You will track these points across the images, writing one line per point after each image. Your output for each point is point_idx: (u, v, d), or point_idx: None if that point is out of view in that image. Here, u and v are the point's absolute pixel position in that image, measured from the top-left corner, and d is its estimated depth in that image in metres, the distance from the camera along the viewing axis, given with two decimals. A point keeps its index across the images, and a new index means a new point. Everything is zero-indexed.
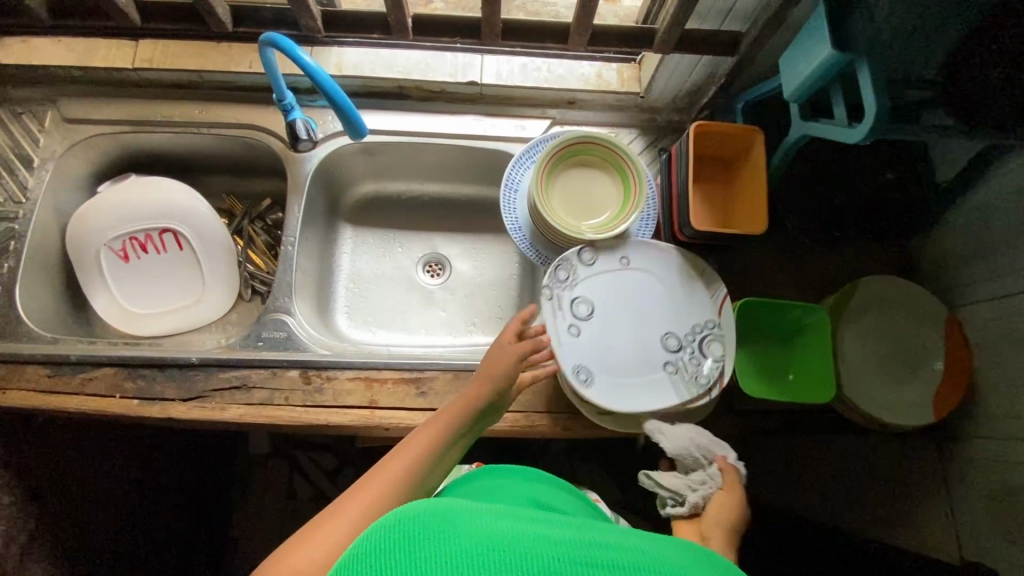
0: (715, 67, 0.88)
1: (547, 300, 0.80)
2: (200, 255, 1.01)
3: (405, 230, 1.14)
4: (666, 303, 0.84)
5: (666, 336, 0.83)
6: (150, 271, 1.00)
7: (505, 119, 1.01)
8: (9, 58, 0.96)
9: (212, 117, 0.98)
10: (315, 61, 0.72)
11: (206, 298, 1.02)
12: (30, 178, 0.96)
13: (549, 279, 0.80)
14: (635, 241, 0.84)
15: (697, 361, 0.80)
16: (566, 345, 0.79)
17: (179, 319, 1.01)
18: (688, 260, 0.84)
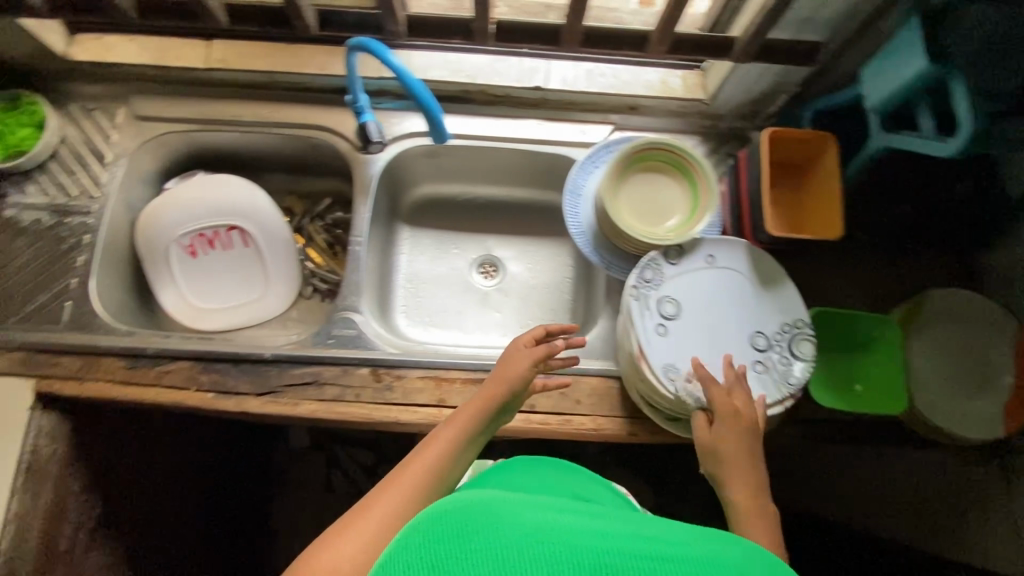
0: (784, 77, 0.88)
1: (633, 299, 0.80)
2: (265, 252, 1.03)
3: (460, 232, 1.16)
4: (753, 304, 0.83)
5: (754, 335, 0.82)
6: (215, 267, 1.02)
7: (567, 123, 1.02)
8: (84, 55, 0.97)
9: (281, 117, 1.00)
10: (403, 64, 0.72)
11: (270, 295, 1.04)
12: (103, 173, 0.97)
13: (634, 279, 0.81)
14: (718, 240, 0.84)
15: (786, 362, 0.80)
16: (653, 344, 0.79)
17: (243, 315, 1.03)
18: (772, 263, 0.84)
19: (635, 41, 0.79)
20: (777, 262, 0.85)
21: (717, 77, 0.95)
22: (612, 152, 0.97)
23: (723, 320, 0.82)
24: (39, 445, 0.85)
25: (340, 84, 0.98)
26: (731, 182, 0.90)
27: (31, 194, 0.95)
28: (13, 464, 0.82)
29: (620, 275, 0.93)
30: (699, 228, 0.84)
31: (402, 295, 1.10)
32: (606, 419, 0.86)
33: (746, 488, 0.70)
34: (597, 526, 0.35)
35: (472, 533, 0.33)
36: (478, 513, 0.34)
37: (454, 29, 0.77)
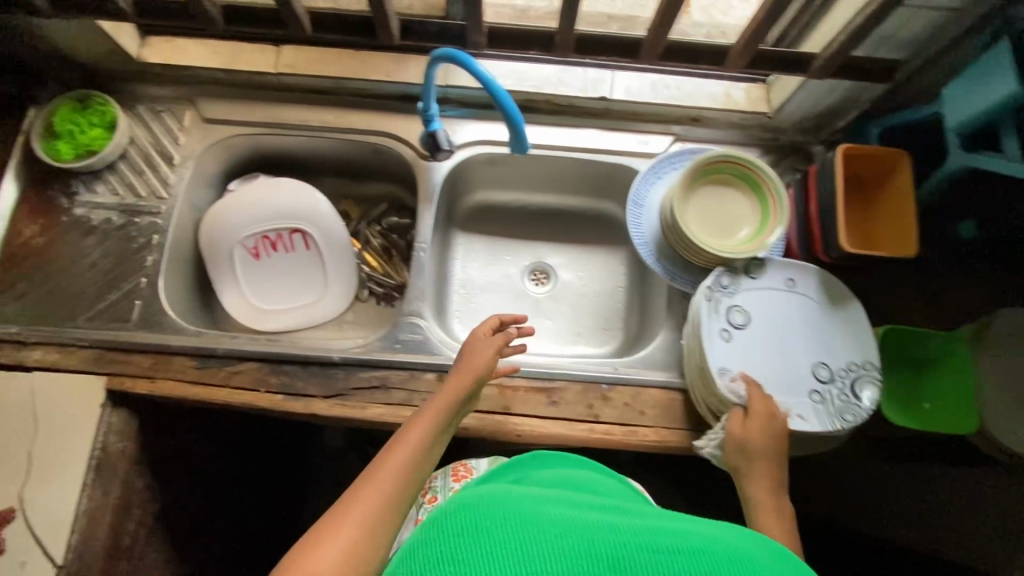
0: (854, 93, 0.89)
1: (706, 301, 0.81)
2: (325, 256, 1.04)
3: (512, 238, 1.17)
4: (820, 333, 0.83)
5: (817, 365, 0.82)
6: (277, 270, 1.03)
7: (627, 134, 1.03)
8: (156, 57, 0.98)
9: (346, 123, 1.01)
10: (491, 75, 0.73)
11: (327, 298, 1.05)
12: (171, 174, 0.99)
13: (712, 281, 0.82)
14: (791, 262, 0.84)
15: (847, 398, 0.79)
16: (717, 347, 0.80)
17: (302, 317, 1.04)
18: (846, 297, 0.84)
19: (714, 55, 0.80)
20: (850, 294, 0.85)
21: (783, 90, 0.95)
22: (676, 163, 0.98)
23: (789, 342, 0.82)
24: (109, 442, 0.86)
25: (406, 90, 1.00)
26: (799, 197, 0.90)
27: (100, 194, 0.97)
28: (84, 460, 0.83)
29: (683, 286, 0.93)
30: (771, 239, 0.84)
31: (456, 301, 1.11)
32: (670, 430, 0.86)
33: (766, 488, 0.73)
34: (588, 521, 0.42)
35: (483, 527, 0.40)
36: (482, 514, 0.41)
37: (536, 41, 0.78)
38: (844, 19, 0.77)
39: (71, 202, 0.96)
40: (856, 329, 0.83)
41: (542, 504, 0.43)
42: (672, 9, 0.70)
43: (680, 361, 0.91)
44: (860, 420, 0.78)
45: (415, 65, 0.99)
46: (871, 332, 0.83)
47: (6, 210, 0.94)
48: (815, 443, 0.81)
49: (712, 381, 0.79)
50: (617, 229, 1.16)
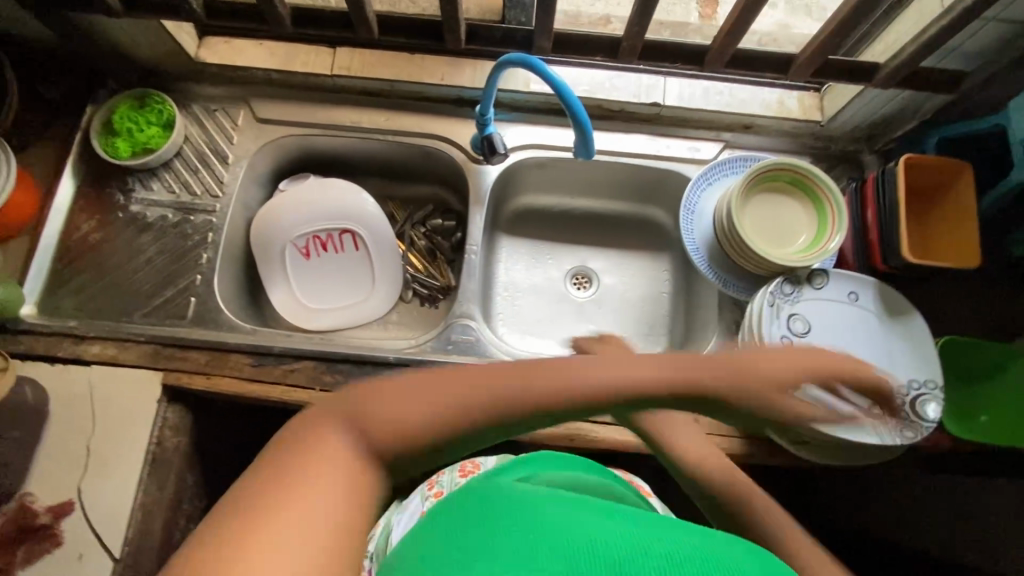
0: (913, 103, 0.89)
1: (768, 306, 0.83)
2: (373, 256, 1.05)
3: (555, 242, 1.17)
4: (880, 348, 0.83)
5: (876, 380, 0.82)
6: (326, 269, 1.04)
7: (677, 140, 1.03)
8: (214, 57, 0.99)
9: (399, 125, 1.02)
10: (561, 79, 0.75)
11: (375, 298, 1.06)
12: (226, 173, 0.99)
13: (774, 289, 0.84)
14: (852, 275, 0.85)
15: (907, 414, 0.79)
16: None
17: (349, 317, 1.05)
18: (908, 315, 0.84)
19: (778, 64, 0.80)
20: (913, 312, 0.85)
21: (838, 99, 0.96)
22: (726, 171, 0.98)
23: (849, 354, 0.83)
24: (164, 437, 0.86)
25: (459, 93, 1.00)
26: (852, 206, 0.90)
27: (156, 191, 0.98)
28: (140, 455, 0.83)
29: (736, 292, 0.93)
30: (833, 245, 0.84)
31: (499, 303, 1.12)
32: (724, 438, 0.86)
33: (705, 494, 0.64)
34: (585, 530, 0.37)
35: (463, 534, 0.37)
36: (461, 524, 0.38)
37: (601, 47, 0.79)
38: (911, 30, 0.77)
39: (127, 199, 0.97)
40: (918, 346, 0.83)
41: (530, 513, 0.39)
42: (744, 19, 0.71)
43: None
44: (920, 438, 0.78)
45: (470, 69, 1.00)
46: (934, 350, 0.82)
47: (63, 205, 0.95)
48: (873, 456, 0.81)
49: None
50: (660, 234, 1.16)
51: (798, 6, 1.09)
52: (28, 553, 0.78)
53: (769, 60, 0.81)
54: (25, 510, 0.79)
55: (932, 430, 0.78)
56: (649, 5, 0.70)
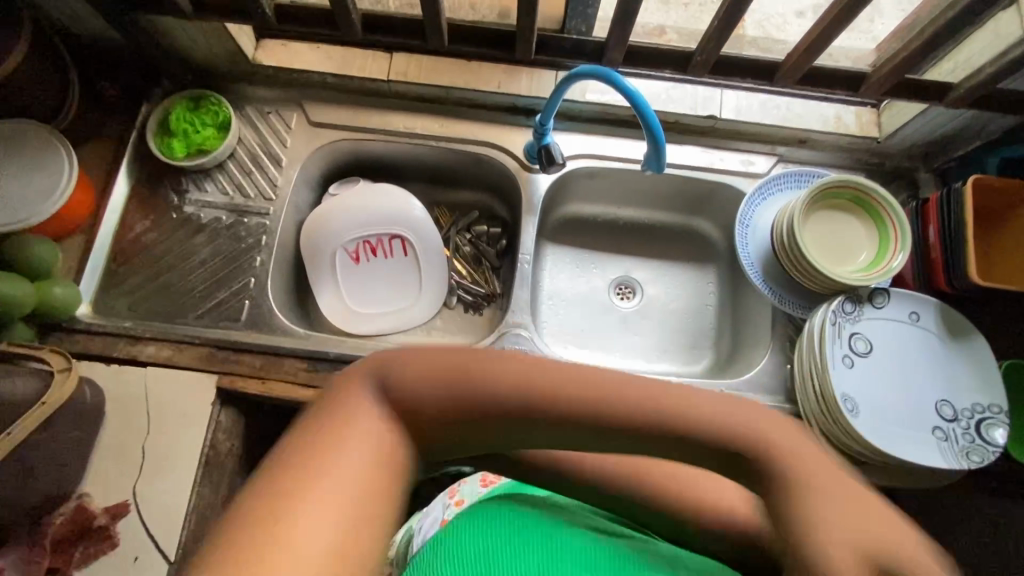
0: (977, 123, 0.89)
1: (831, 325, 0.82)
2: (422, 261, 1.04)
3: (600, 251, 1.16)
4: (942, 370, 0.82)
5: (940, 402, 0.81)
6: (375, 274, 1.04)
7: (731, 153, 1.03)
8: (271, 61, 0.99)
9: (452, 131, 1.02)
10: (636, 89, 0.77)
11: (421, 303, 1.05)
12: (280, 176, 0.99)
13: (837, 308, 0.83)
14: (919, 295, 0.84)
15: (972, 438, 0.78)
16: (840, 371, 0.81)
17: (396, 322, 1.04)
18: (973, 337, 0.83)
19: (850, 80, 0.80)
20: (978, 333, 0.84)
21: (900, 115, 0.95)
22: (780, 186, 0.98)
23: (911, 375, 0.82)
24: (218, 439, 0.85)
25: (514, 102, 1.00)
26: (913, 225, 0.90)
27: (210, 193, 0.98)
28: (195, 456, 0.83)
29: (791, 309, 0.92)
30: (897, 264, 0.83)
31: (545, 311, 1.11)
32: None
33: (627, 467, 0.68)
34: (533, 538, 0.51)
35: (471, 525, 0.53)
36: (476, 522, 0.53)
37: (670, 59, 0.79)
38: (987, 51, 0.77)
39: (181, 199, 0.97)
40: (982, 369, 0.81)
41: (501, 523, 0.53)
42: (826, 38, 0.71)
43: (785, 385, 0.91)
44: (988, 462, 0.76)
45: (526, 77, 1.00)
46: (1000, 373, 0.81)
47: (118, 203, 0.95)
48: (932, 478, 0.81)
49: (835, 406, 0.78)
50: (706, 246, 1.15)
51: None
52: (85, 553, 0.78)
53: (840, 77, 0.81)
54: (82, 511, 0.79)
55: (999, 456, 0.77)
56: (731, 21, 0.70)
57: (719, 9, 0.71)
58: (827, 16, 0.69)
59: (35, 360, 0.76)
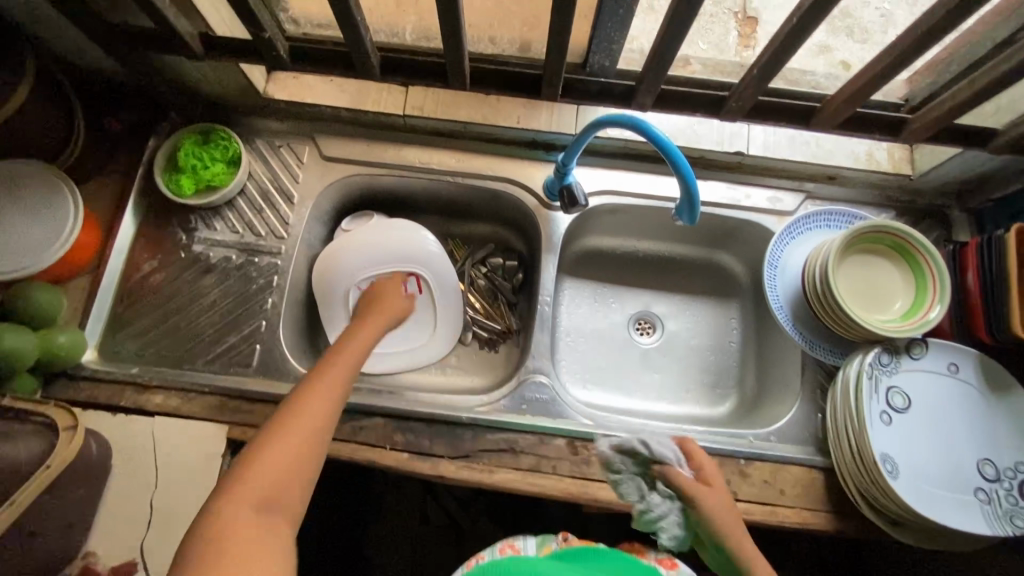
0: (1018, 166, 0.85)
1: (867, 379, 0.79)
2: (438, 299, 1.00)
3: (618, 285, 1.13)
4: (982, 427, 0.79)
5: (981, 461, 0.78)
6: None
7: (758, 189, 0.99)
8: (282, 94, 0.96)
9: (469, 167, 0.98)
10: (667, 137, 0.74)
11: (436, 342, 1.02)
12: (291, 213, 0.96)
13: (874, 360, 0.79)
14: (959, 346, 0.81)
15: (1014, 500, 0.75)
16: (877, 429, 0.77)
17: (410, 362, 1.01)
18: (1015, 391, 0.80)
19: (890, 125, 0.76)
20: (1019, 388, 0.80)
21: (936, 154, 0.92)
22: (809, 225, 0.95)
23: (949, 431, 0.79)
24: None
25: (533, 136, 0.97)
26: (950, 269, 0.87)
27: (218, 231, 0.94)
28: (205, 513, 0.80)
29: (821, 356, 0.89)
30: (935, 314, 0.79)
31: (562, 348, 1.08)
32: (813, 512, 0.82)
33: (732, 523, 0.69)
34: None
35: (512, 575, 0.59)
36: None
37: (702, 103, 0.76)
38: None
39: (189, 238, 0.94)
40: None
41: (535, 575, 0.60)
42: (870, 88, 0.67)
43: (816, 436, 0.88)
44: None
45: (547, 111, 0.97)
46: None
47: (124, 243, 0.92)
48: (972, 540, 0.78)
49: (874, 467, 0.75)
50: (729, 281, 1.11)
51: (838, 27, 1.02)
52: None
53: (879, 121, 0.77)
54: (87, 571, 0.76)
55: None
56: (771, 70, 0.67)
57: (759, 56, 0.67)
58: (874, 66, 0.66)
59: (39, 416, 0.73)
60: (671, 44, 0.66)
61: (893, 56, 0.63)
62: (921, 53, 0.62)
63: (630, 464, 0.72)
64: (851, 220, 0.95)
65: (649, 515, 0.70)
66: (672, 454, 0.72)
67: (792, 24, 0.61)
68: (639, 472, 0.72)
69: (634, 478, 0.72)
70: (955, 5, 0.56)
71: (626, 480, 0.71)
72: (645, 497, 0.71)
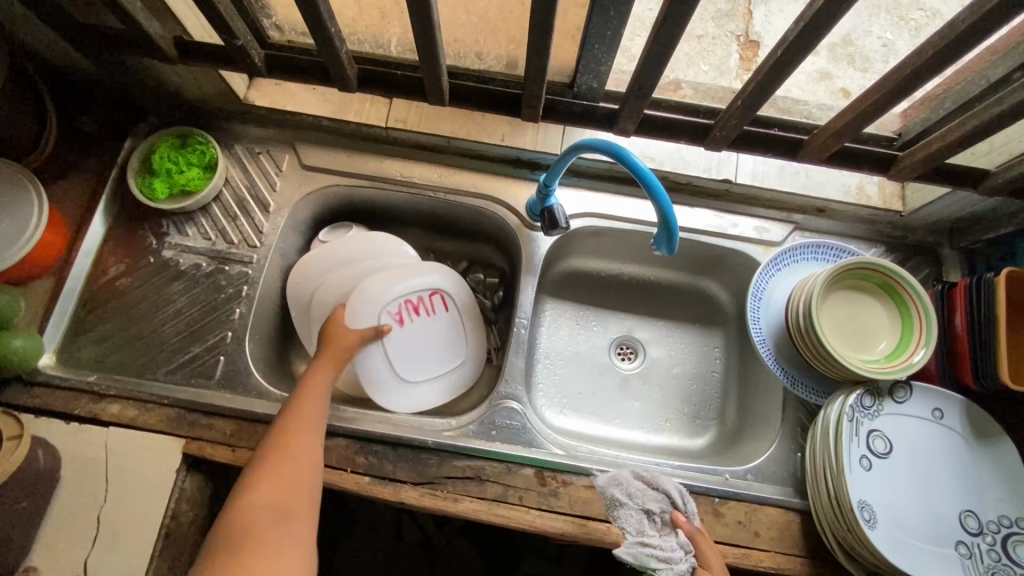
0: (1011, 209, 0.83)
1: (849, 422, 0.76)
2: (466, 317, 0.97)
3: (601, 308, 1.10)
4: (966, 476, 0.76)
5: (964, 513, 0.74)
6: (419, 335, 0.93)
7: (745, 219, 0.97)
8: (263, 101, 0.94)
9: (450, 182, 0.96)
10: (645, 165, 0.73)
11: (466, 364, 0.96)
12: (266, 222, 0.93)
13: (856, 403, 0.76)
14: (947, 392, 0.78)
15: (997, 556, 0.71)
16: (857, 475, 0.74)
17: (449, 388, 0.95)
18: (1002, 440, 0.77)
19: (879, 162, 0.74)
20: (1005, 436, 0.77)
21: (926, 191, 0.90)
22: (796, 258, 0.92)
23: (932, 481, 0.75)
24: (180, 510, 0.79)
25: (518, 155, 0.96)
26: (938, 310, 0.84)
27: (190, 237, 0.92)
28: (154, 530, 0.76)
29: (802, 393, 0.86)
30: (919, 358, 0.76)
31: (541, 371, 1.05)
32: (788, 557, 0.79)
33: None
34: None
35: None
36: None
37: (686, 130, 0.74)
38: None
39: (160, 242, 0.92)
40: (1011, 477, 0.75)
41: None
42: (859, 124, 0.65)
43: (796, 476, 0.84)
44: None
45: (532, 129, 0.95)
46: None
47: (92, 245, 0.89)
48: None
49: (851, 515, 0.72)
50: (716, 310, 1.09)
51: (839, 54, 1.00)
52: None
53: (866, 157, 0.75)
54: None
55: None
56: (755, 103, 0.65)
57: (744, 87, 0.65)
58: (860, 103, 0.64)
59: None
60: (650, 72, 0.64)
61: (882, 92, 0.61)
62: (907, 94, 0.60)
63: (655, 499, 0.76)
64: (839, 255, 0.93)
65: (648, 548, 0.72)
66: (697, 518, 0.76)
67: (776, 57, 0.59)
68: (648, 513, 0.76)
69: (642, 513, 0.75)
70: (941, 45, 0.54)
71: (632, 512, 0.75)
72: (650, 534, 0.74)
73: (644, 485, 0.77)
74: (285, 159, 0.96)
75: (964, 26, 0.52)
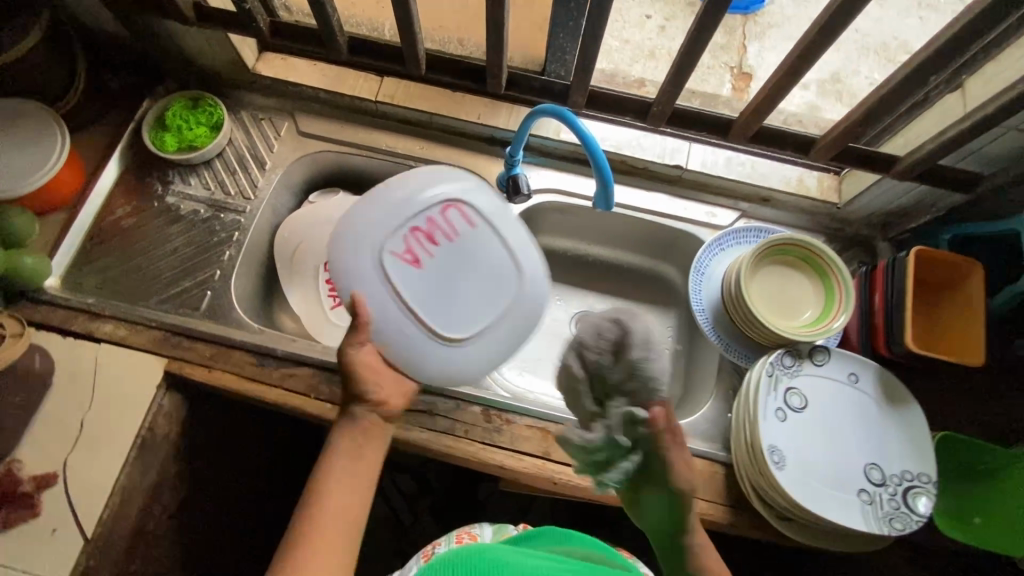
0: (929, 199, 0.91)
1: (767, 377, 0.83)
2: (495, 234, 0.75)
3: (566, 285, 1.19)
4: (875, 435, 0.82)
5: (869, 466, 0.80)
6: (443, 268, 0.73)
7: (695, 204, 1.07)
8: (269, 71, 1.06)
9: (430, 154, 1.07)
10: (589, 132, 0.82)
11: (510, 302, 0.75)
12: (261, 178, 1.04)
13: (776, 361, 0.84)
14: (863, 359, 0.85)
15: (896, 504, 0.77)
16: (771, 424, 0.81)
17: (499, 344, 0.76)
18: (910, 404, 0.83)
19: (799, 143, 0.84)
20: (913, 401, 0.84)
21: (856, 184, 0.99)
22: (739, 239, 1.01)
23: (842, 436, 0.82)
24: (156, 423, 0.87)
25: (492, 133, 1.06)
26: (860, 289, 0.92)
27: (192, 186, 1.02)
28: (131, 436, 0.84)
29: (735, 358, 0.94)
30: (836, 324, 0.85)
31: None
32: (710, 504, 0.85)
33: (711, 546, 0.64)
34: None
35: None
36: None
37: (630, 106, 0.85)
38: (930, 128, 0.80)
39: (165, 189, 1.02)
40: (917, 438, 0.81)
41: None
42: (772, 98, 0.75)
43: (724, 433, 0.91)
44: (908, 531, 0.76)
45: (505, 111, 1.06)
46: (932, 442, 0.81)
47: (104, 187, 1.00)
48: (857, 540, 0.80)
49: (761, 457, 0.78)
50: (672, 292, 1.16)
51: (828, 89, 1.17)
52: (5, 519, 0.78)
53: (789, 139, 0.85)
54: (10, 476, 0.80)
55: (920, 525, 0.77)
56: (681, 77, 0.75)
57: (672, 65, 0.76)
58: (770, 82, 0.74)
59: None
60: (590, 46, 0.74)
61: (785, 69, 0.71)
62: (806, 69, 0.70)
63: (607, 350, 0.61)
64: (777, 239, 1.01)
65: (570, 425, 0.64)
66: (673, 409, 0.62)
67: (692, 33, 0.69)
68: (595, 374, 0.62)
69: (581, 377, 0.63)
70: (823, 24, 0.64)
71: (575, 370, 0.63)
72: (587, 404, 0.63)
73: (595, 335, 0.61)
74: (284, 125, 1.07)
75: (836, 7, 0.62)
